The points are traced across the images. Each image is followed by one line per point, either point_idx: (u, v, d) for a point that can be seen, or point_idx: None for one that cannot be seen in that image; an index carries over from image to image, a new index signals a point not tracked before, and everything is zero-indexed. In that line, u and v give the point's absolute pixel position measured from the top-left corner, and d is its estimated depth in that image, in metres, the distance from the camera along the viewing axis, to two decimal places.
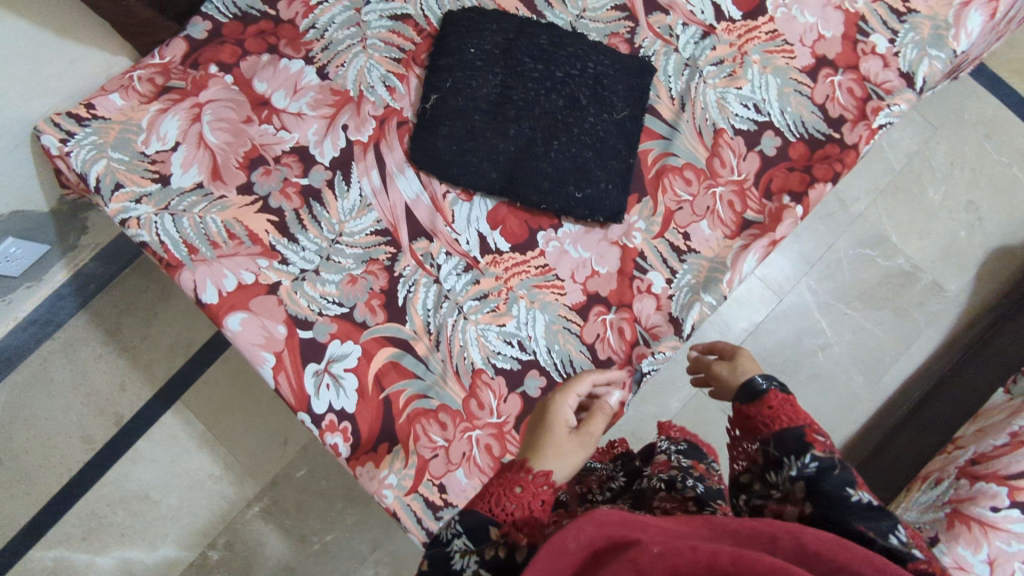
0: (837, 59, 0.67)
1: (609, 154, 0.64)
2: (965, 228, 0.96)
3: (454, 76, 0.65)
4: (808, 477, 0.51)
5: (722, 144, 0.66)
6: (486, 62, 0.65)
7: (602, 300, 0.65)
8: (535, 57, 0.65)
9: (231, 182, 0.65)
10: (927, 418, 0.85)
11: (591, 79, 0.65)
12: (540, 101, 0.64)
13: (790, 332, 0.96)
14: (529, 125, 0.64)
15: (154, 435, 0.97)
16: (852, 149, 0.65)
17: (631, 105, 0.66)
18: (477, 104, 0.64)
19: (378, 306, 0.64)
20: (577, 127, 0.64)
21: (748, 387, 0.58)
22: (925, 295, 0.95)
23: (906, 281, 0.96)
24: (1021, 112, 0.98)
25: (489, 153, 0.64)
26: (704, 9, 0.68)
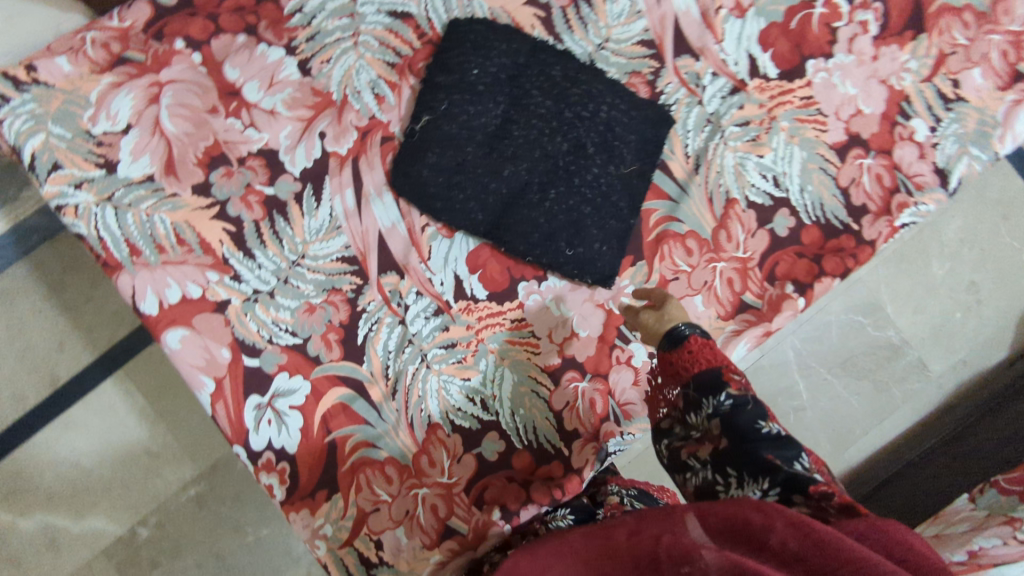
0: (871, 140, 0.61)
1: (608, 212, 0.59)
2: (961, 309, 0.93)
3: (451, 98, 0.58)
4: (723, 415, 0.48)
5: (732, 216, 0.61)
6: (489, 87, 0.59)
7: (577, 366, 0.61)
8: (544, 92, 0.59)
9: (185, 179, 0.58)
10: (888, 503, 0.83)
11: (603, 125, 0.59)
12: (541, 142, 0.58)
13: (765, 389, 0.92)
14: (526, 168, 0.58)
15: (91, 401, 0.92)
16: (869, 246, 0.60)
17: (641, 160, 0.60)
18: (473, 135, 0.58)
19: (335, 341, 0.58)
20: (579, 179, 0.59)
21: (670, 333, 0.53)
22: (907, 372, 0.92)
23: (892, 355, 0.92)
24: None
25: (477, 191, 0.58)
26: (738, 60, 0.63)
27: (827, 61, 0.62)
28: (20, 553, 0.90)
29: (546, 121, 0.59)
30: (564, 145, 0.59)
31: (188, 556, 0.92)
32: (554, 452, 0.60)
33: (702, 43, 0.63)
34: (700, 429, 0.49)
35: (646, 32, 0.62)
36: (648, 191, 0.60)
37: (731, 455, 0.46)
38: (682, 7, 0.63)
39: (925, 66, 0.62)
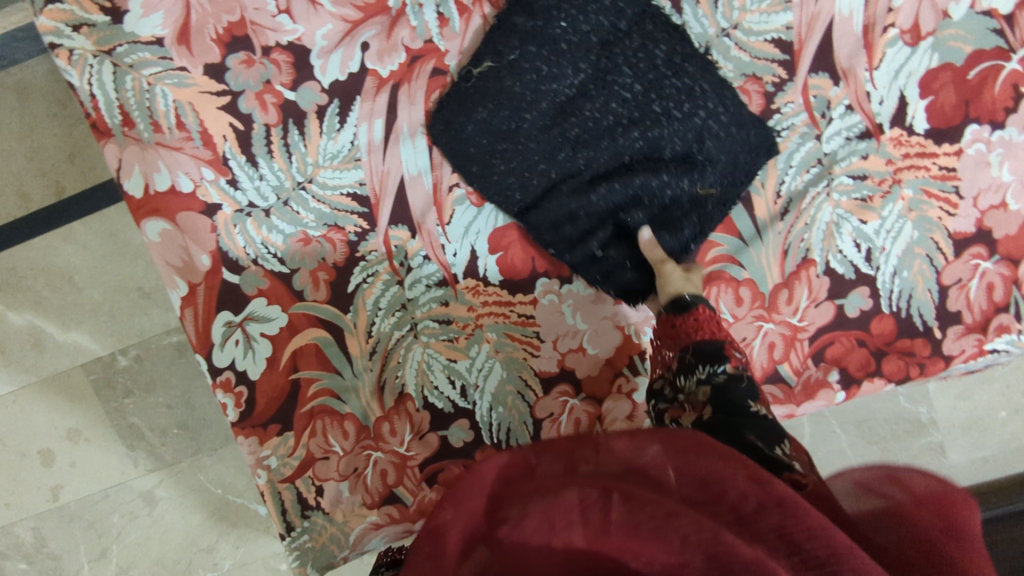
0: (1002, 241, 0.51)
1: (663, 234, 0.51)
2: (1011, 409, 0.83)
3: (524, 48, 0.49)
4: (715, 384, 0.45)
5: (802, 278, 0.52)
6: (575, 48, 0.49)
7: (574, 381, 0.54)
8: (635, 75, 0.49)
9: (199, 56, 0.49)
10: None
11: (692, 131, 0.49)
12: (613, 134, 0.50)
13: None
14: (585, 157, 0.50)
15: (93, 223, 0.89)
16: (942, 359, 0.52)
17: (723, 187, 0.50)
18: (536, 100, 0.50)
19: (323, 281, 0.53)
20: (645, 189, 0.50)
21: (677, 298, 0.48)
22: (922, 452, 0.84)
23: (915, 430, 0.84)
24: None
25: (522, 166, 0.51)
26: (884, 99, 0.50)
27: (993, 132, 0.50)
28: (4, 344, 0.91)
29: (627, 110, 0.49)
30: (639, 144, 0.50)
31: (158, 395, 0.92)
32: None
33: (849, 63, 0.50)
34: (687, 394, 0.46)
35: (787, 29, 0.50)
36: (720, 224, 0.51)
37: (715, 428, 0.43)
38: (844, 10, 0.50)
39: None
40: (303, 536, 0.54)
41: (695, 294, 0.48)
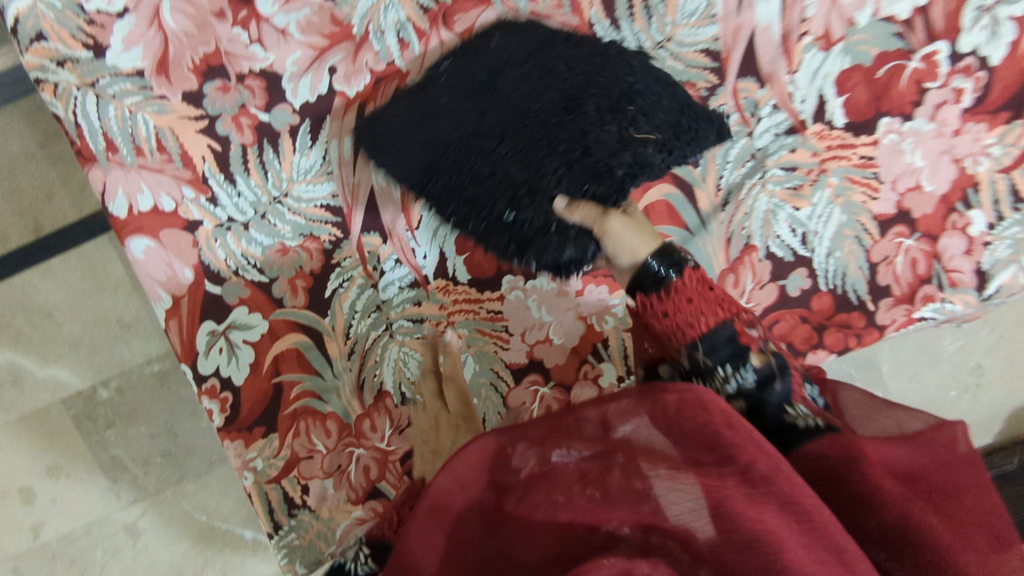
0: (921, 220, 0.56)
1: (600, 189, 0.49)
2: (959, 388, 0.89)
3: (453, 61, 0.54)
4: (749, 400, 0.43)
5: (746, 263, 0.57)
6: (498, 57, 0.54)
7: (542, 370, 0.58)
8: (568, 96, 0.51)
9: (178, 84, 0.53)
10: None
11: (612, 138, 0.49)
12: (527, 107, 0.52)
13: None
14: (501, 132, 0.52)
15: (71, 258, 0.91)
16: (876, 329, 0.57)
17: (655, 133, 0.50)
18: (459, 97, 0.54)
19: (301, 288, 0.56)
20: (544, 181, 0.50)
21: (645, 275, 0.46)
22: None
23: None
24: None
25: (431, 146, 0.53)
26: (805, 98, 0.55)
27: (904, 124, 0.55)
28: None
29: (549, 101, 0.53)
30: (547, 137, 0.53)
31: (141, 425, 0.93)
32: None
33: (771, 68, 0.55)
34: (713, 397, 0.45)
35: (715, 40, 0.55)
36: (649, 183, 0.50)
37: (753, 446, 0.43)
38: (763, 21, 0.55)
39: (1009, 156, 0.56)
40: (290, 534, 0.57)
41: (660, 257, 0.46)
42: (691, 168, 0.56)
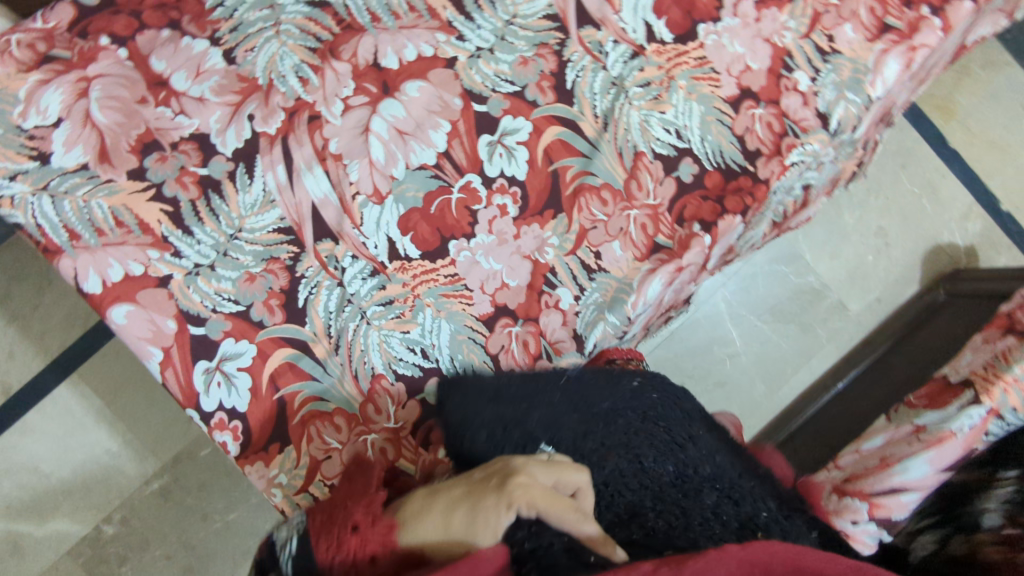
0: (761, 91, 0.68)
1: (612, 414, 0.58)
2: (874, 252, 1.05)
3: (610, 470, 0.55)
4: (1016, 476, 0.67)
5: (641, 167, 0.67)
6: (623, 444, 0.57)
7: (510, 312, 0.65)
8: (601, 393, 0.59)
9: (120, 166, 0.60)
10: (820, 427, 0.93)
11: (628, 399, 0.60)
12: (608, 457, 0.55)
13: (701, 338, 1.02)
14: (611, 465, 0.55)
15: (46, 408, 1.02)
16: (763, 184, 0.66)
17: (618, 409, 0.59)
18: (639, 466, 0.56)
19: (277, 306, 0.62)
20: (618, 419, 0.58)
21: None
22: (829, 313, 1.03)
23: (814, 297, 1.03)
24: (936, 146, 1.09)
25: (626, 464, 0.55)
26: (635, 28, 0.68)
27: (717, 25, 0.69)
28: None
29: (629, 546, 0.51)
30: (633, 542, 0.51)
31: (156, 547, 1.01)
32: None
33: (602, 14, 0.68)
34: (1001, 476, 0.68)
35: (550, 7, 0.69)
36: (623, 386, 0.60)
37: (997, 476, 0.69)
38: None
39: (803, 25, 0.69)
40: None
41: None
42: (568, 108, 0.67)
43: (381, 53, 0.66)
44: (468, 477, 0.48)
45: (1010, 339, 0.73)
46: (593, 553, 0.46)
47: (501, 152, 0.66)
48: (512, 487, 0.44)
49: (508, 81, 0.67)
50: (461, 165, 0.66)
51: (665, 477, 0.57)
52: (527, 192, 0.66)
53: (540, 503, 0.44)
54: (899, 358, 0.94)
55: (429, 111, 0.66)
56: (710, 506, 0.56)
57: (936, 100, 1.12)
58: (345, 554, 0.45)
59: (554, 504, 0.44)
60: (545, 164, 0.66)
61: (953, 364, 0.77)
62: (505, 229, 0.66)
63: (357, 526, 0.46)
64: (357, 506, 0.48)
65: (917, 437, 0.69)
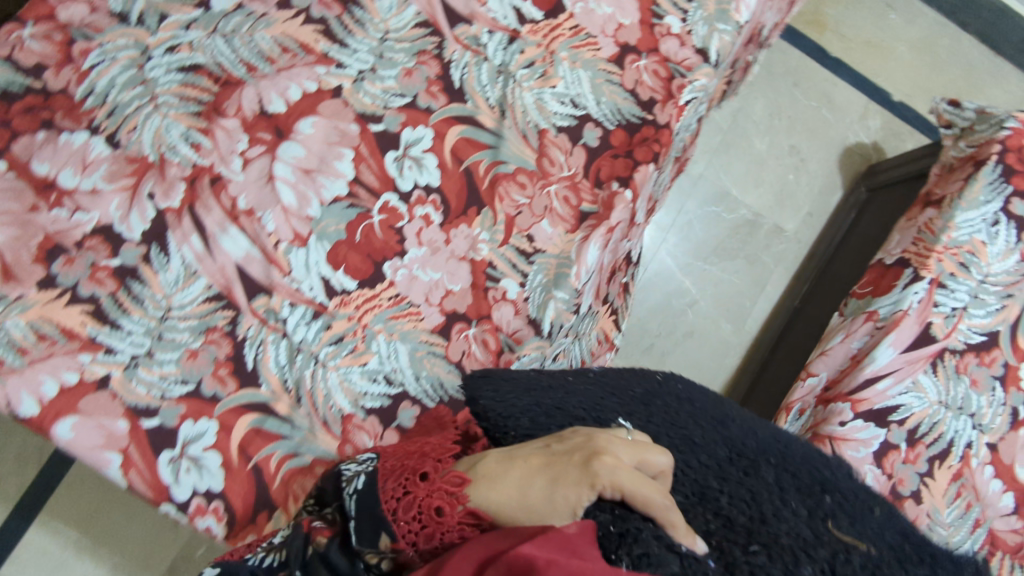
0: (639, 44, 0.70)
1: (684, 419, 0.54)
2: (792, 170, 1.10)
3: (722, 493, 0.48)
4: None
5: (548, 143, 0.68)
6: (710, 453, 0.51)
7: (462, 316, 0.64)
8: (663, 400, 0.56)
9: (28, 279, 0.58)
10: (789, 348, 0.97)
11: (697, 407, 0.56)
12: (704, 463, 0.50)
13: (660, 295, 1.07)
14: (696, 471, 0.50)
15: (22, 554, 1.01)
16: (665, 128, 0.69)
17: (694, 419, 0.55)
18: (724, 463, 0.50)
19: (227, 375, 0.60)
20: (697, 434, 0.53)
21: None
22: (768, 238, 1.08)
23: (750, 229, 1.08)
24: (818, 58, 1.14)
25: (718, 474, 0.49)
26: (505, 14, 0.69)
27: None
28: None
29: (710, 537, 0.45)
30: (712, 532, 0.45)
31: None
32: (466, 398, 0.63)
33: (471, 9, 0.69)
34: None
35: (418, 15, 0.69)
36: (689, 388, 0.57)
37: None
38: None
39: None
40: None
41: None
42: (464, 105, 0.68)
43: (266, 100, 0.65)
44: (544, 449, 0.48)
45: (931, 212, 0.78)
46: (679, 543, 0.42)
47: (410, 164, 0.66)
48: (598, 466, 0.43)
49: (398, 95, 0.67)
50: (374, 187, 0.66)
51: (718, 457, 0.51)
52: (445, 196, 0.66)
53: (627, 485, 0.43)
54: (839, 262, 0.99)
55: (329, 143, 0.66)
56: (775, 483, 0.49)
57: (807, 16, 1.17)
58: (416, 504, 0.46)
59: (639, 486, 0.43)
60: (455, 165, 0.67)
61: (886, 249, 0.82)
62: (435, 238, 0.66)
63: (427, 475, 0.47)
64: (428, 459, 0.50)
65: (876, 326, 0.72)
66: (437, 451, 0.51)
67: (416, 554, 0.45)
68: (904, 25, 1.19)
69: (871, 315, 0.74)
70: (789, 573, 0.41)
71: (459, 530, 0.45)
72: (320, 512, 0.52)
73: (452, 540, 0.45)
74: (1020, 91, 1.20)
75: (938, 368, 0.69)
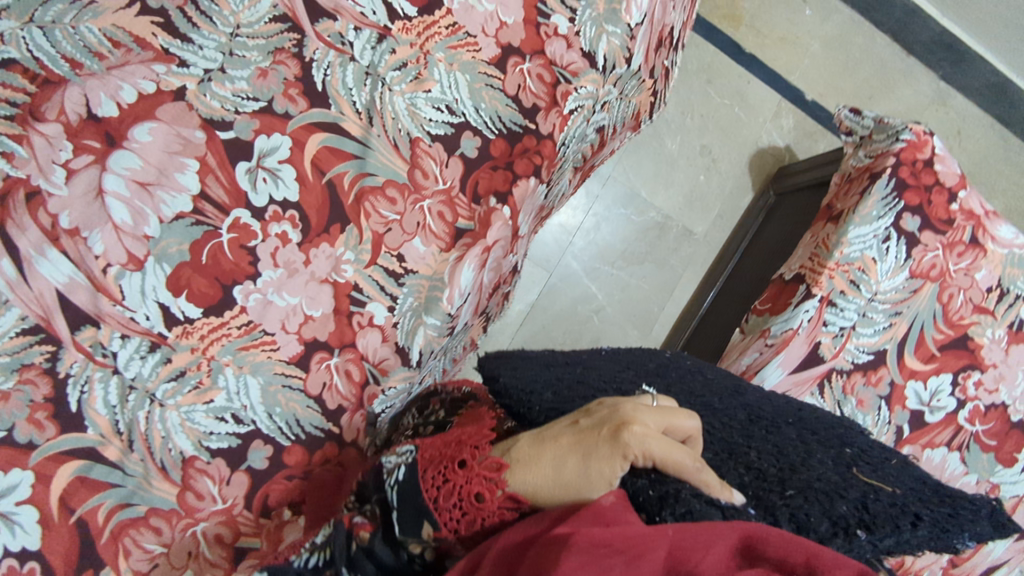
0: (523, 45, 0.65)
1: (700, 390, 0.60)
2: (703, 171, 1.19)
3: (750, 446, 0.52)
4: None
5: (421, 154, 0.63)
6: (729, 417, 0.56)
7: (323, 345, 0.59)
8: (677, 375, 0.63)
9: None
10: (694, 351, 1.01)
11: (710, 381, 0.63)
12: (729, 422, 0.55)
13: (566, 302, 1.15)
14: (721, 428, 0.54)
15: None
16: (548, 139, 0.66)
17: (712, 392, 0.61)
18: (745, 420, 0.56)
19: (46, 419, 0.52)
20: (714, 402, 0.58)
21: None
22: (677, 242, 1.18)
23: (660, 231, 1.18)
24: (731, 54, 1.22)
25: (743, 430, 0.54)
26: (374, 10, 0.63)
27: None
28: None
29: (745, 488, 0.47)
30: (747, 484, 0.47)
31: None
32: (325, 435, 0.58)
33: (335, 2, 0.62)
34: None
35: (274, 8, 0.61)
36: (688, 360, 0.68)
37: None
38: None
39: None
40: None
41: None
42: (326, 110, 0.61)
43: (93, 102, 0.57)
44: (572, 424, 0.47)
45: (829, 227, 0.76)
46: (717, 498, 0.44)
47: (264, 177, 0.60)
48: (628, 437, 0.43)
49: (251, 99, 0.60)
50: (223, 203, 0.59)
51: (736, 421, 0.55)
52: (304, 212, 0.60)
53: (658, 453, 0.43)
54: (748, 268, 1.02)
55: (170, 152, 0.58)
56: (797, 440, 0.54)
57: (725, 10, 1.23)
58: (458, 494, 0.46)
59: (670, 451, 0.44)
60: (317, 178, 0.61)
61: (788, 262, 0.80)
62: (292, 258, 0.60)
63: (465, 462, 0.47)
64: (465, 446, 0.49)
65: (766, 343, 0.71)
66: (472, 435, 0.50)
67: (456, 541, 0.46)
68: (820, 23, 1.26)
69: (764, 333, 0.73)
70: (823, 510, 0.45)
71: (498, 513, 0.45)
72: (360, 508, 0.53)
73: (492, 525, 0.46)
74: (913, 96, 1.30)
75: (825, 390, 0.69)
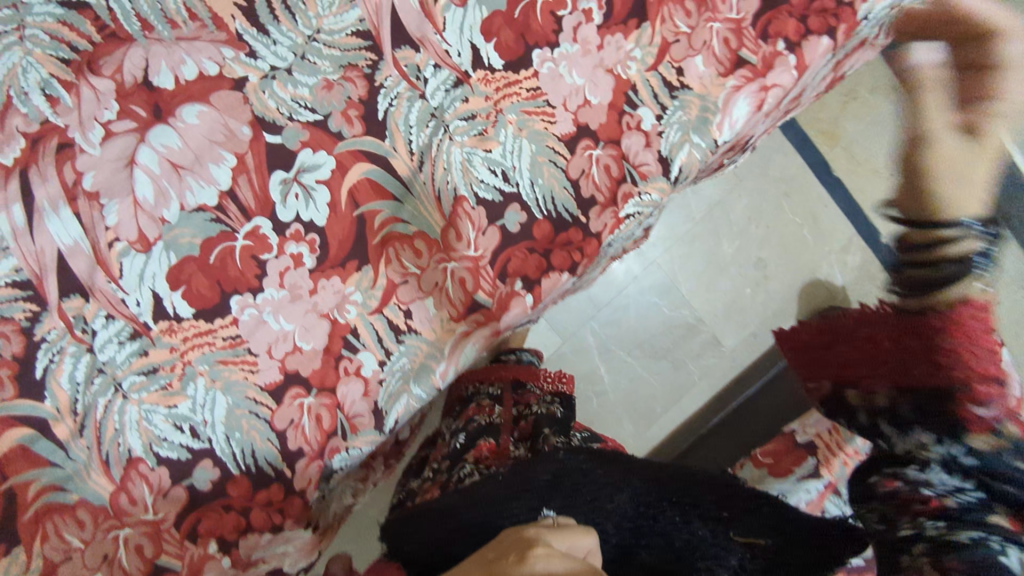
0: (600, 130, 0.61)
1: (573, 502, 0.60)
2: (751, 285, 1.23)
3: (613, 526, 0.61)
4: None
5: (460, 214, 0.59)
6: (611, 523, 0.61)
7: (302, 380, 0.57)
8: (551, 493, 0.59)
9: None
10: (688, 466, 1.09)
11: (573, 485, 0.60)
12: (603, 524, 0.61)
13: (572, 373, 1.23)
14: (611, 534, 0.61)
15: None
16: (594, 239, 0.60)
17: (585, 514, 0.59)
18: (605, 515, 0.60)
19: (7, 377, 0.51)
20: (600, 502, 0.60)
21: None
22: (701, 349, 1.23)
23: (687, 331, 1.23)
24: (817, 171, 1.26)
25: (616, 523, 0.61)
26: (460, 51, 0.59)
27: (554, 51, 0.60)
28: None
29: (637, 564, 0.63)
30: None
31: None
32: (274, 475, 0.56)
33: (422, 32, 0.58)
34: None
35: (361, 21, 0.57)
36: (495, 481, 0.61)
37: None
38: None
39: (649, 55, 0.62)
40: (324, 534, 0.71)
41: None
42: (380, 142, 0.58)
43: (152, 68, 0.54)
44: (481, 560, 0.45)
45: None
46: None
47: (297, 192, 0.57)
48: (534, 557, 0.41)
49: (309, 109, 0.57)
50: (248, 207, 0.56)
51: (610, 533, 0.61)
52: (326, 240, 0.57)
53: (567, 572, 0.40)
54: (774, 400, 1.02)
55: (211, 142, 0.55)
56: (631, 501, 0.61)
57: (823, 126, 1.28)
58: None
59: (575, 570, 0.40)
60: (349, 208, 0.58)
61: None
62: (299, 283, 0.57)
63: None
64: None
65: None
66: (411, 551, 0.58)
67: None
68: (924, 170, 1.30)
69: None
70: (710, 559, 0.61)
71: None
72: None
73: None
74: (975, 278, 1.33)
75: None
